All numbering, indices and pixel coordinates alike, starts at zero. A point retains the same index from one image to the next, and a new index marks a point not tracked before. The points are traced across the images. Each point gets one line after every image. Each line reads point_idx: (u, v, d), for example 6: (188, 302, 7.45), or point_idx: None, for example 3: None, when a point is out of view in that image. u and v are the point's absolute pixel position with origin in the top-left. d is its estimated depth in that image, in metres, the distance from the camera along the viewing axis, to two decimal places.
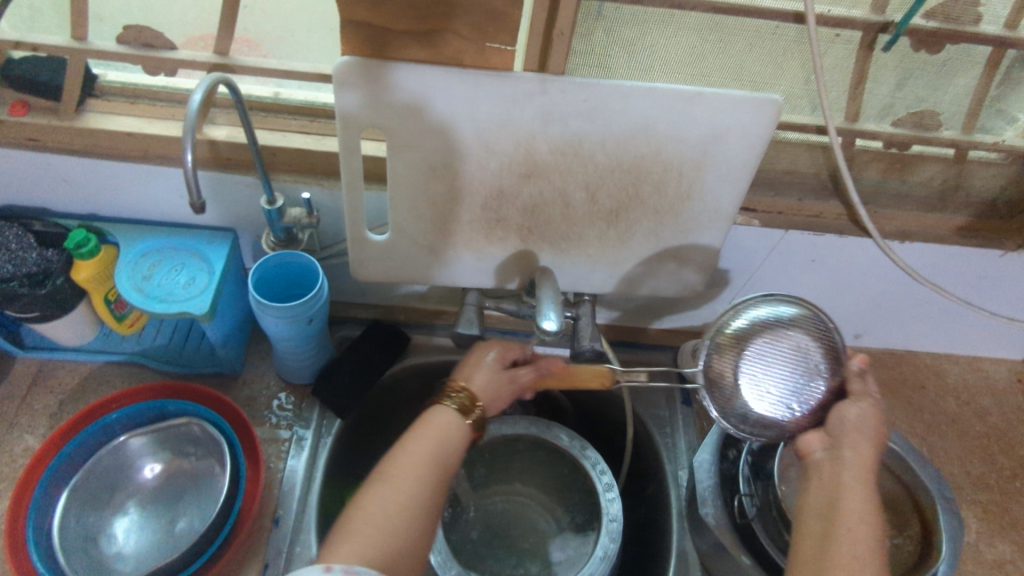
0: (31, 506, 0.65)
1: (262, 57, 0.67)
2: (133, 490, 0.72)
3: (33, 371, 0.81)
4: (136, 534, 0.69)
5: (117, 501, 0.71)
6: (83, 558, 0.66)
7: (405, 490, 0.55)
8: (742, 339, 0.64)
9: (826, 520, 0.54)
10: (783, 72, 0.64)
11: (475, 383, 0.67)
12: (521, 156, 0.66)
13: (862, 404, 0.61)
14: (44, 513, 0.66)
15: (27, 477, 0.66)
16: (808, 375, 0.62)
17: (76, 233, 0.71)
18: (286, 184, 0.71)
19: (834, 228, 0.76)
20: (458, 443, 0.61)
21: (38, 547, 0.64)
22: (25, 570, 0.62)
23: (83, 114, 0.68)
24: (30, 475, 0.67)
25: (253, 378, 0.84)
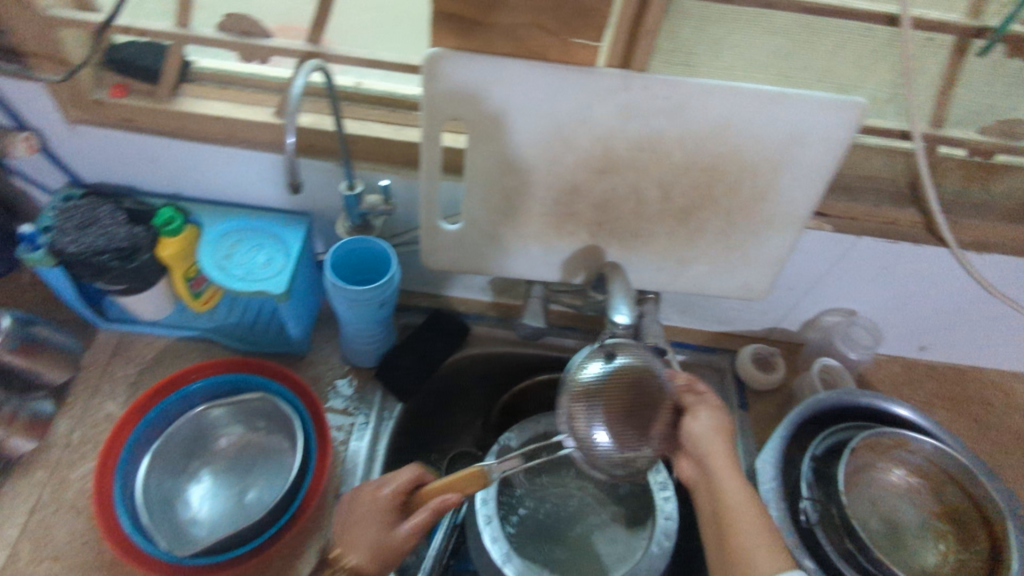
0: (118, 467, 0.69)
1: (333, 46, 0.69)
2: (207, 459, 0.75)
3: (114, 342, 0.85)
4: (210, 501, 0.73)
5: (192, 468, 0.74)
6: (164, 520, 0.70)
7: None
8: (597, 389, 0.60)
9: (719, 531, 0.57)
10: (868, 75, 0.63)
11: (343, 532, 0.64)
12: (598, 151, 0.66)
13: (708, 416, 0.61)
14: (128, 475, 0.70)
15: (114, 440, 0.70)
16: (637, 428, 0.59)
17: (164, 211, 0.76)
18: (365, 171, 0.73)
19: (909, 236, 0.74)
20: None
21: (123, 506, 0.68)
22: (112, 527, 0.66)
23: (177, 97, 0.71)
24: (117, 439, 0.70)
25: (319, 359, 0.87)
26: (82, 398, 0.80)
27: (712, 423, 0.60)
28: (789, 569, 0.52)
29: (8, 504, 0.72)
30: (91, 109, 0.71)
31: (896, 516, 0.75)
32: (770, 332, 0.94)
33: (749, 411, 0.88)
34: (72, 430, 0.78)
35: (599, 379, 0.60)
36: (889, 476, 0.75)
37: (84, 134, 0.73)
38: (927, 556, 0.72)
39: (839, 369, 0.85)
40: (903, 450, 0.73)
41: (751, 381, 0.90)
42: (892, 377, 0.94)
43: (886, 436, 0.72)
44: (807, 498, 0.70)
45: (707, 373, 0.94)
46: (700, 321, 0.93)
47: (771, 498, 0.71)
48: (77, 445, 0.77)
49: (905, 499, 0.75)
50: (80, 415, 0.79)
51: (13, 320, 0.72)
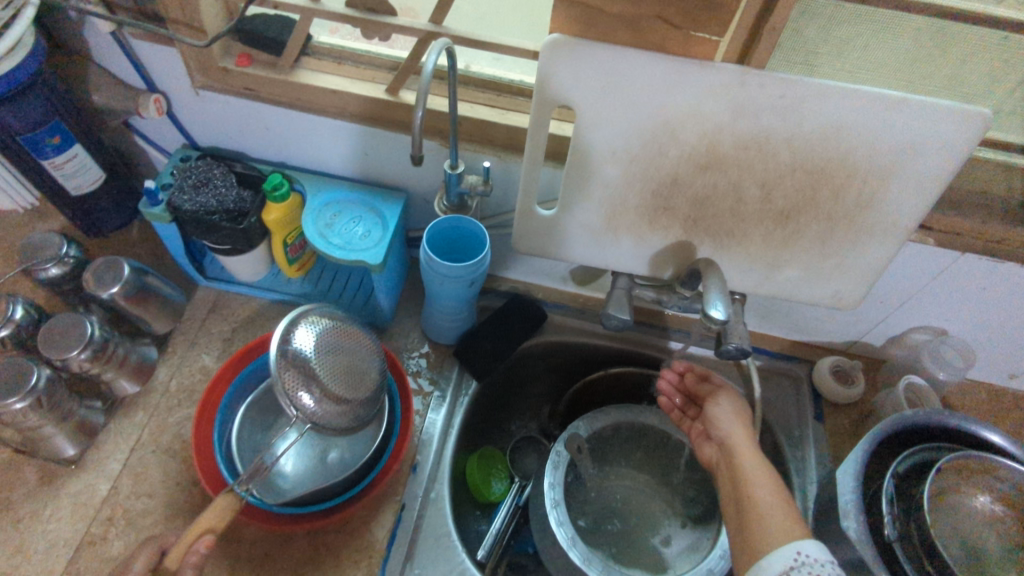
0: (220, 407, 0.74)
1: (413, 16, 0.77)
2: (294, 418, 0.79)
3: (212, 299, 0.90)
4: (295, 458, 0.76)
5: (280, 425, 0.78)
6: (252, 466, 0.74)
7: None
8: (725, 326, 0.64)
9: (741, 514, 0.62)
10: (996, 86, 0.62)
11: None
12: (704, 147, 0.67)
13: (729, 403, 0.73)
14: (228, 416, 0.75)
15: (219, 381, 0.75)
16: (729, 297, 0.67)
17: (273, 177, 0.78)
18: (468, 152, 0.75)
19: (1016, 256, 0.72)
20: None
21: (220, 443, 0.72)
22: (205, 458, 0.70)
23: (297, 69, 0.75)
24: (222, 382, 0.75)
25: (400, 332, 0.90)
26: (181, 348, 0.85)
27: (732, 408, 0.72)
28: (806, 540, 0.56)
29: (112, 440, 0.77)
30: (217, 76, 0.75)
31: (978, 543, 0.72)
32: (851, 346, 0.93)
33: (824, 423, 0.87)
34: (171, 377, 0.82)
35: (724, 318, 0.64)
36: (974, 502, 0.73)
37: (207, 99, 0.78)
38: None
39: (925, 390, 0.83)
40: (992, 476, 0.71)
41: (828, 394, 0.89)
42: (977, 403, 0.91)
43: (974, 460, 0.70)
44: (887, 514, 0.68)
45: (782, 382, 0.93)
46: (779, 328, 0.93)
47: (851, 510, 0.70)
48: (175, 392, 0.81)
49: (990, 527, 0.73)
50: (178, 364, 0.84)
51: (131, 269, 0.77)
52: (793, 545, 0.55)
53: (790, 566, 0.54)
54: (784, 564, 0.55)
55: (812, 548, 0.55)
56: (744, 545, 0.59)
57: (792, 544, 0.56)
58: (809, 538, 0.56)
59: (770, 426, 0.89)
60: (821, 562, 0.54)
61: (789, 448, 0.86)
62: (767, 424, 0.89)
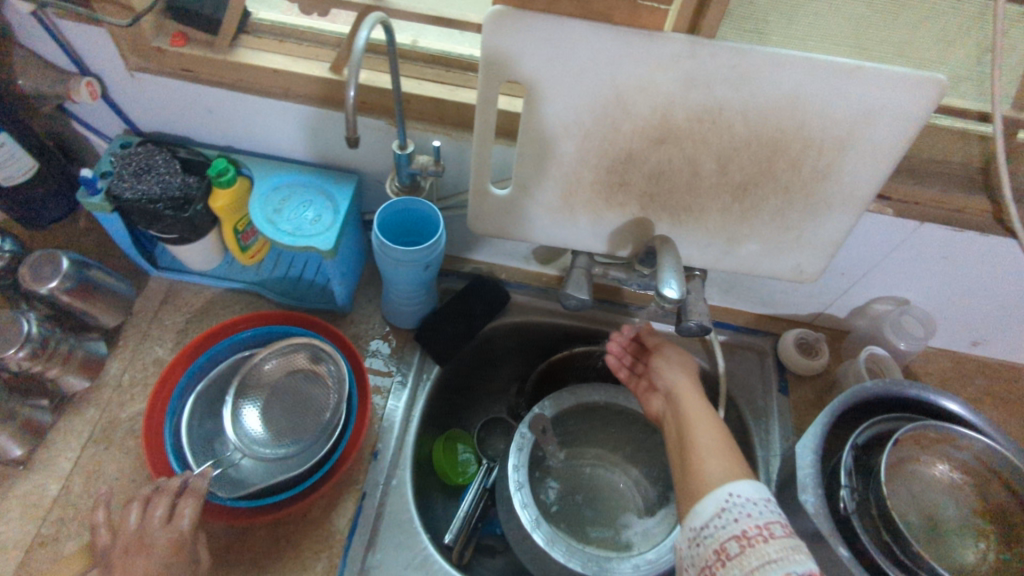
0: (175, 387, 0.73)
1: None
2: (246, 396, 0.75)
3: (164, 290, 0.87)
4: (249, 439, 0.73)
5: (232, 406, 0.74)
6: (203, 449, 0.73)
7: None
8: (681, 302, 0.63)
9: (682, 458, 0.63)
10: (952, 51, 0.60)
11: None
12: (657, 121, 0.65)
13: (674, 355, 0.74)
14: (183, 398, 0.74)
15: (176, 366, 0.74)
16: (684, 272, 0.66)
17: (217, 162, 0.75)
18: (417, 131, 0.73)
19: (974, 225, 0.71)
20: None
21: (170, 422, 0.72)
22: (153, 433, 0.69)
23: (236, 49, 0.72)
24: (173, 370, 0.73)
25: (360, 318, 0.88)
26: (133, 341, 0.83)
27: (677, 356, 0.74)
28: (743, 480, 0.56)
29: (64, 438, 0.75)
30: (152, 58, 0.71)
31: (936, 511, 0.73)
32: (816, 318, 0.92)
33: (788, 395, 0.87)
34: (122, 372, 0.80)
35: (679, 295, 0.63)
36: (932, 471, 0.74)
37: (143, 82, 0.74)
38: (965, 553, 0.70)
39: (887, 359, 0.83)
40: (950, 445, 0.72)
41: (792, 366, 0.89)
42: (939, 371, 0.91)
43: (932, 430, 0.70)
44: (846, 487, 0.69)
45: (747, 356, 0.92)
46: (744, 302, 0.92)
47: (809, 484, 0.70)
48: (127, 386, 0.79)
49: (948, 495, 0.73)
50: (130, 358, 0.82)
51: (71, 261, 0.75)
52: (726, 487, 0.55)
53: (721, 508, 0.54)
54: (717, 506, 0.54)
55: (743, 488, 0.55)
56: (685, 487, 0.59)
57: (726, 486, 0.55)
58: (744, 479, 0.56)
59: (735, 401, 0.88)
60: (753, 501, 0.54)
61: (753, 422, 0.86)
62: (732, 399, 0.89)
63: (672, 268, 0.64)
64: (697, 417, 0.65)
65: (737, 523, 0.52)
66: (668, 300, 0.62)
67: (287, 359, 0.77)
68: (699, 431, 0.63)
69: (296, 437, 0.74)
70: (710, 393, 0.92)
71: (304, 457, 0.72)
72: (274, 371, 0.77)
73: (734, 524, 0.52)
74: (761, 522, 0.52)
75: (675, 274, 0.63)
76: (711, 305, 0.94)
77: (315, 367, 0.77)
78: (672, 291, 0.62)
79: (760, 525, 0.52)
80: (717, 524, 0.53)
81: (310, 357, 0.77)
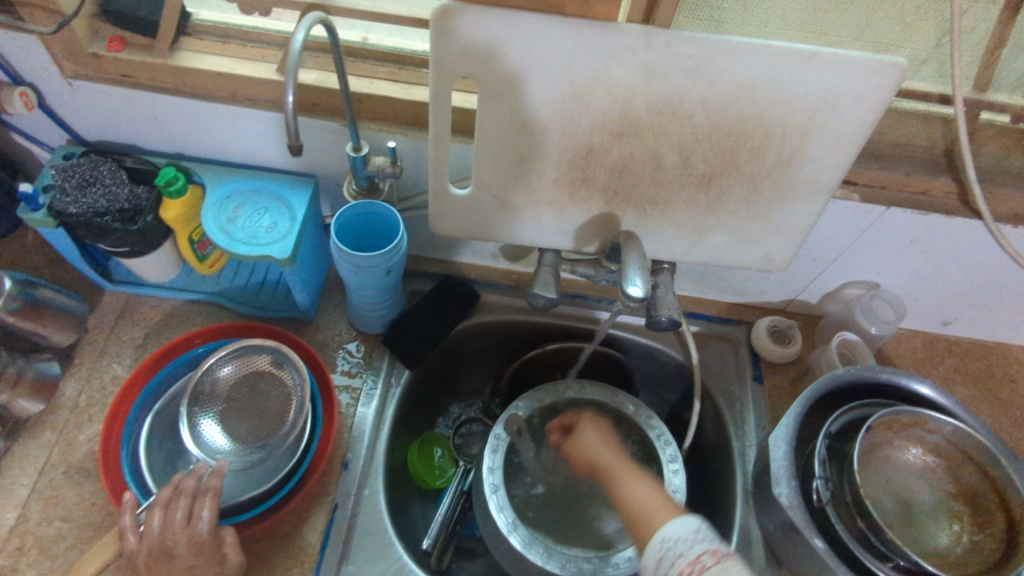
0: (131, 410, 0.71)
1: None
2: (205, 406, 0.71)
3: (120, 305, 0.84)
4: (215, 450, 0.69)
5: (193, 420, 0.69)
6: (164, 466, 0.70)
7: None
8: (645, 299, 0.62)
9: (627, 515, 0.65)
10: (911, 33, 0.59)
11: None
12: (616, 114, 0.63)
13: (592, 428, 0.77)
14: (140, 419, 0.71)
15: (128, 389, 0.71)
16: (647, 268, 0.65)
17: (166, 171, 0.72)
18: (371, 132, 0.70)
19: (940, 207, 0.70)
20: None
21: (128, 444, 0.69)
22: (110, 460, 0.67)
23: (177, 52, 0.68)
24: (127, 394, 0.71)
25: (326, 324, 0.86)
26: (89, 360, 0.80)
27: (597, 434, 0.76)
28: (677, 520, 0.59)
29: (19, 465, 0.72)
30: (89, 64, 0.68)
31: (910, 495, 0.73)
32: (788, 304, 0.92)
33: (763, 383, 0.87)
34: (79, 392, 0.77)
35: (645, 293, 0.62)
36: (905, 455, 0.74)
37: (82, 90, 0.71)
38: (939, 537, 0.70)
39: (859, 345, 0.82)
40: (922, 429, 0.71)
41: (766, 354, 0.88)
42: (912, 352, 0.91)
43: (904, 415, 0.70)
44: (820, 478, 0.68)
45: (721, 345, 0.92)
46: (716, 291, 0.91)
47: (783, 477, 0.69)
48: (85, 407, 0.77)
49: (921, 478, 0.73)
50: (87, 377, 0.79)
51: (14, 281, 0.72)
52: (659, 534, 0.58)
53: (658, 558, 0.57)
54: (655, 556, 0.57)
55: (672, 530, 0.58)
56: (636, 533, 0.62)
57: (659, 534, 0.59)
58: (675, 518, 0.59)
59: (709, 392, 0.88)
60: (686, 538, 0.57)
61: (729, 412, 0.86)
62: (707, 389, 0.88)
63: (634, 265, 0.63)
64: (631, 480, 0.68)
65: (675, 564, 0.55)
66: (633, 299, 0.61)
67: (246, 361, 0.73)
68: (636, 487, 0.66)
69: (259, 444, 0.69)
70: (685, 384, 0.91)
71: (270, 470, 0.70)
72: (232, 376, 0.72)
73: (673, 569, 0.55)
74: (693, 558, 0.55)
75: (638, 272, 0.62)
76: (684, 296, 0.93)
77: (277, 371, 0.73)
78: (636, 289, 0.61)
79: (694, 562, 0.55)
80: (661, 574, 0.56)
81: (272, 360, 0.73)
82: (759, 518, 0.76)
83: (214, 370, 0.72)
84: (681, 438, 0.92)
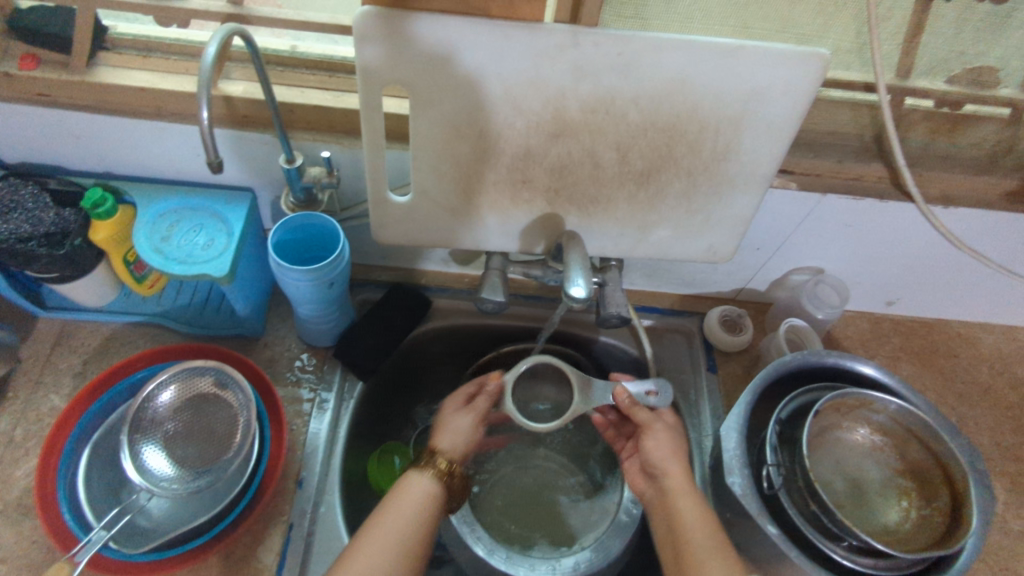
0: (72, 434, 0.68)
1: (276, 6, 0.66)
2: (146, 434, 0.68)
3: (56, 332, 0.81)
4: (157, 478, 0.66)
5: (134, 448, 0.67)
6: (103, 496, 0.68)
7: (382, 554, 0.61)
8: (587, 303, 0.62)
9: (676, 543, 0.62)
10: (832, 23, 0.61)
11: (457, 450, 0.73)
12: (550, 115, 0.62)
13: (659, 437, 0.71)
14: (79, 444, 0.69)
15: (65, 417, 0.69)
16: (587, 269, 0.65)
17: (92, 192, 0.69)
18: (305, 142, 0.69)
19: (873, 191, 0.72)
20: (432, 503, 0.67)
21: (65, 471, 0.67)
22: (47, 489, 0.65)
23: (95, 68, 0.66)
24: (67, 419, 0.68)
25: (275, 340, 0.84)
26: (24, 392, 0.76)
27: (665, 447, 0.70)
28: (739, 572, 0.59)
29: None
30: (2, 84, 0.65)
31: (860, 475, 0.74)
32: (738, 293, 0.93)
33: (717, 373, 0.88)
34: (15, 427, 0.74)
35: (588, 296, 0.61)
36: (854, 437, 0.75)
37: None
38: (889, 514, 0.72)
39: (806, 330, 0.84)
40: (868, 410, 0.73)
41: (718, 344, 0.89)
42: (859, 333, 0.93)
43: (849, 397, 0.71)
44: (772, 464, 0.69)
45: (675, 338, 0.92)
46: (667, 284, 0.92)
47: (735, 466, 0.69)
48: (21, 442, 0.73)
49: (870, 458, 0.75)
50: (23, 410, 0.75)
51: None
52: None
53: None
54: None
55: None
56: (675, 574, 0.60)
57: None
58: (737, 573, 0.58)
59: (665, 384, 0.89)
60: None
61: (685, 403, 0.87)
62: (663, 382, 0.89)
63: (574, 267, 0.63)
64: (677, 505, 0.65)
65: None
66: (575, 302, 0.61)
67: (188, 384, 0.71)
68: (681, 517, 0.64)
69: (205, 469, 0.68)
70: (642, 379, 0.92)
71: (218, 493, 0.68)
72: (173, 401, 0.70)
73: None
74: None
75: (581, 273, 0.62)
76: (636, 291, 0.94)
77: (220, 393, 0.71)
78: (579, 290, 0.61)
79: None
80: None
81: (215, 382, 0.71)
82: (717, 507, 0.77)
83: (153, 396, 0.69)
84: None
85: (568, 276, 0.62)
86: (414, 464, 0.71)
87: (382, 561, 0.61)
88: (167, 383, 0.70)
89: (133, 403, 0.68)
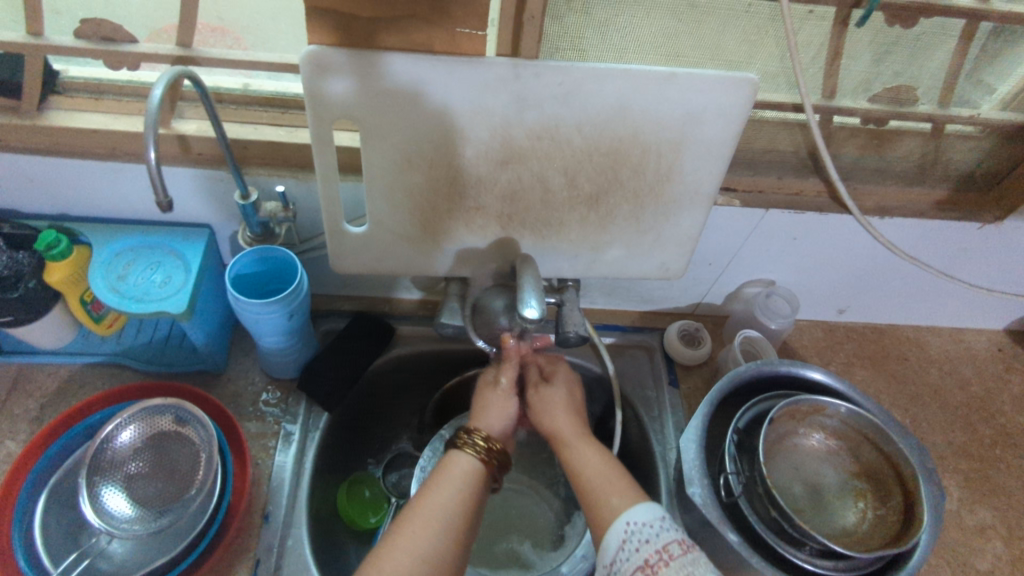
0: (27, 480, 0.67)
1: (243, 49, 0.69)
2: (105, 476, 0.68)
3: (11, 376, 0.79)
4: (115, 521, 0.65)
5: (92, 490, 0.66)
6: (61, 545, 0.66)
7: (437, 527, 0.60)
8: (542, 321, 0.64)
9: None
10: (757, 50, 0.66)
11: (492, 429, 0.72)
12: (498, 143, 0.64)
13: None
14: (34, 492, 0.68)
15: (17, 469, 0.67)
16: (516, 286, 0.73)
17: (46, 234, 0.68)
18: (259, 177, 0.71)
19: (814, 205, 0.77)
20: (476, 482, 0.65)
21: (20, 522, 0.65)
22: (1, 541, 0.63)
23: (46, 112, 0.67)
24: (22, 466, 0.67)
25: (237, 374, 0.83)
26: None
27: None
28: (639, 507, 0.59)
29: None
30: None
31: (817, 479, 0.76)
32: (695, 308, 0.96)
33: (678, 387, 0.90)
34: None
35: (544, 314, 0.63)
36: (809, 442, 0.77)
37: None
38: (846, 516, 0.73)
39: (759, 340, 0.87)
40: (821, 415, 0.75)
41: (678, 357, 0.91)
42: (814, 341, 0.96)
43: (803, 404, 0.73)
44: (730, 473, 0.71)
45: (636, 354, 0.94)
46: (625, 302, 0.95)
47: (695, 476, 0.71)
48: None
49: (826, 461, 0.77)
50: None
51: None
52: (622, 518, 0.59)
53: (624, 540, 0.57)
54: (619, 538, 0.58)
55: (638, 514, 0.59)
56: None
57: (622, 515, 0.59)
58: (639, 504, 0.60)
59: (629, 400, 0.90)
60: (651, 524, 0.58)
61: (648, 417, 0.88)
62: (627, 398, 0.90)
63: (523, 291, 0.64)
64: None
65: (640, 551, 0.56)
66: (529, 320, 0.63)
67: (148, 423, 0.71)
68: None
69: (167, 508, 0.67)
70: (607, 397, 0.93)
71: (181, 532, 0.67)
72: (133, 441, 0.70)
73: (637, 555, 0.56)
74: (659, 546, 0.56)
75: (533, 293, 0.64)
76: (596, 310, 0.96)
77: (181, 431, 0.71)
78: (531, 311, 0.63)
79: (659, 550, 0.55)
80: (624, 556, 0.57)
81: (176, 420, 0.71)
82: (683, 519, 0.78)
83: (113, 437, 0.69)
84: (609, 449, 0.93)
85: (518, 300, 0.64)
86: (452, 441, 0.69)
87: (440, 529, 0.60)
88: (127, 423, 0.70)
89: (92, 445, 0.68)
